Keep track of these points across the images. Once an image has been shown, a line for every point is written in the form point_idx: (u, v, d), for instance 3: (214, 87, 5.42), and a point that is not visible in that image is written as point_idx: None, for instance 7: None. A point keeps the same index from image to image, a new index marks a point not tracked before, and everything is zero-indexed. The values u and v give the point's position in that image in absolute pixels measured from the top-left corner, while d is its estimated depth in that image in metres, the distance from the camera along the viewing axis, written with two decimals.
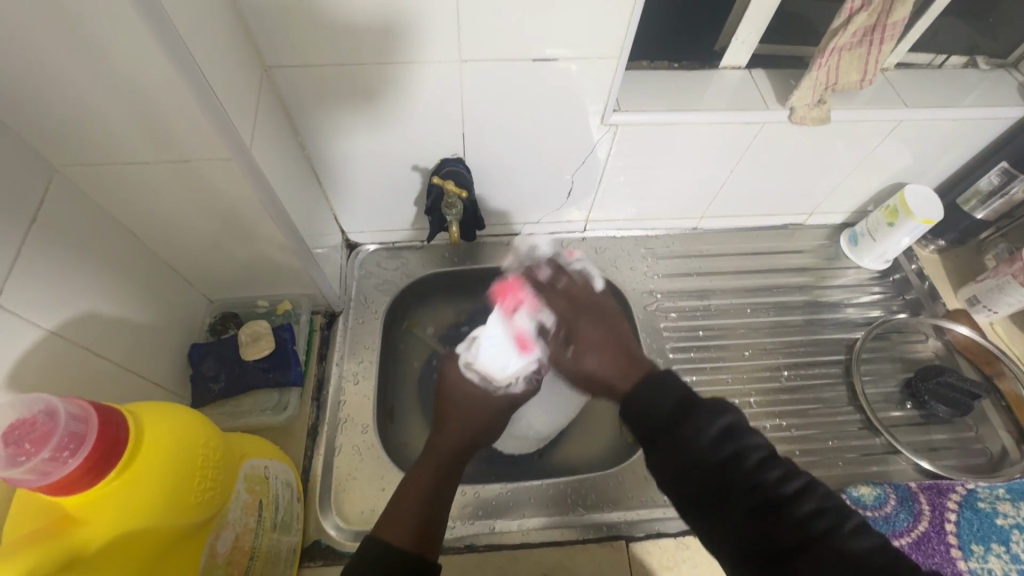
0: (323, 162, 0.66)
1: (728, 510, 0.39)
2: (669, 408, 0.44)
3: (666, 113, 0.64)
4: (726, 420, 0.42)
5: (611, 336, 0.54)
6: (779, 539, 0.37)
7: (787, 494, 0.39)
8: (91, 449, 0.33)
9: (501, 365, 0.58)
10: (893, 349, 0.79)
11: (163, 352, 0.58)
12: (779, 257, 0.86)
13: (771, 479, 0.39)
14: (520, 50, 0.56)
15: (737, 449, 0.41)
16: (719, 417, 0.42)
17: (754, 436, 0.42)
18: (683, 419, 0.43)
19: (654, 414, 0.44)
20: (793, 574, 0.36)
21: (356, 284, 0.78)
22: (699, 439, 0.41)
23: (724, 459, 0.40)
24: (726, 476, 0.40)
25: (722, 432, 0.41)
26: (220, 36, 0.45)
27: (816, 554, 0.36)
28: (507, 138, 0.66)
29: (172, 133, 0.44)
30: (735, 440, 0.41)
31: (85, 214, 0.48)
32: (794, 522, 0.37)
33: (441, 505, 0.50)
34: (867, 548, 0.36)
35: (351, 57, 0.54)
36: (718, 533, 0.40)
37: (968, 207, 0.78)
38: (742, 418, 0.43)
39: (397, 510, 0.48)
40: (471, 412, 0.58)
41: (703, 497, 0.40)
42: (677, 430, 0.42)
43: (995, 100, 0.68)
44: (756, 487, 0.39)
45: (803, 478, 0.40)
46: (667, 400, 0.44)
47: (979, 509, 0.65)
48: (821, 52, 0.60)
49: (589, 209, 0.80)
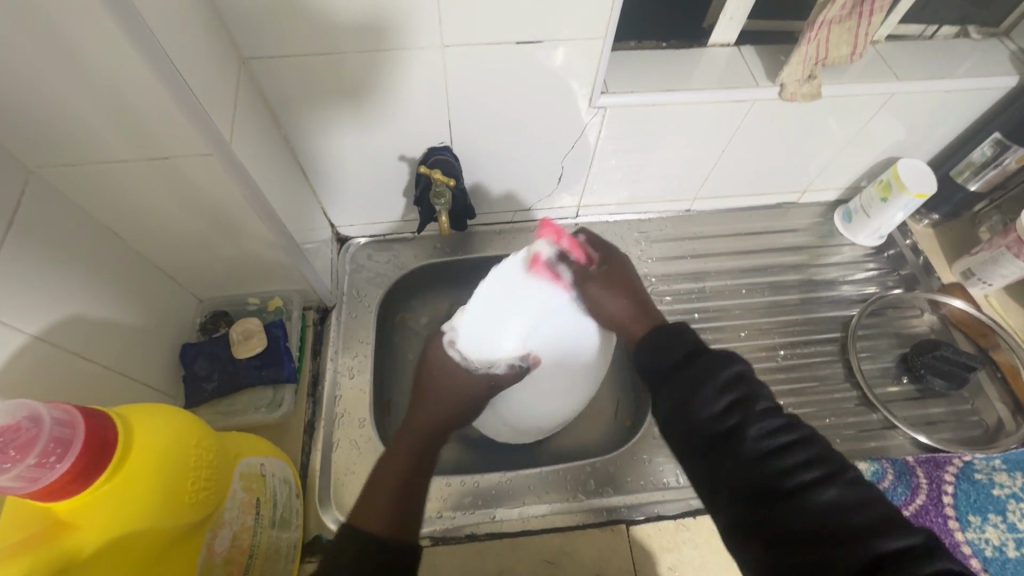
0: (308, 155, 0.65)
1: (721, 457, 0.40)
2: (680, 356, 0.47)
3: (655, 94, 0.63)
4: (733, 368, 0.43)
5: (630, 286, 0.59)
6: (763, 485, 0.38)
7: (779, 444, 0.39)
8: (79, 453, 0.33)
9: (484, 343, 0.57)
10: (888, 325, 0.79)
11: (153, 353, 0.58)
12: (773, 236, 0.85)
13: (763, 428, 0.40)
14: (503, 33, 0.54)
15: (736, 397, 0.42)
16: (726, 366, 0.44)
17: (760, 387, 0.43)
18: (692, 365, 0.45)
19: (666, 364, 0.47)
20: (773, 516, 0.37)
21: (348, 278, 0.77)
22: (700, 386, 0.43)
23: (723, 401, 0.42)
24: (722, 423, 0.41)
25: (721, 380, 0.43)
26: (194, 28, 0.44)
27: (796, 501, 0.36)
28: (494, 124, 0.65)
29: (149, 129, 0.43)
30: (736, 388, 0.42)
31: (64, 215, 0.47)
32: (779, 470, 0.38)
33: (417, 480, 0.51)
34: (854, 502, 0.36)
35: (330, 46, 0.53)
36: (710, 479, 0.41)
37: (961, 179, 0.77)
38: (750, 369, 0.44)
39: (374, 495, 0.48)
40: (450, 394, 0.59)
41: (695, 440, 0.42)
42: (685, 375, 0.45)
43: (986, 69, 0.67)
44: (750, 437, 0.40)
45: (801, 432, 0.40)
46: (677, 354, 0.47)
47: (975, 480, 0.65)
48: (810, 26, 0.59)
49: (580, 194, 0.79)
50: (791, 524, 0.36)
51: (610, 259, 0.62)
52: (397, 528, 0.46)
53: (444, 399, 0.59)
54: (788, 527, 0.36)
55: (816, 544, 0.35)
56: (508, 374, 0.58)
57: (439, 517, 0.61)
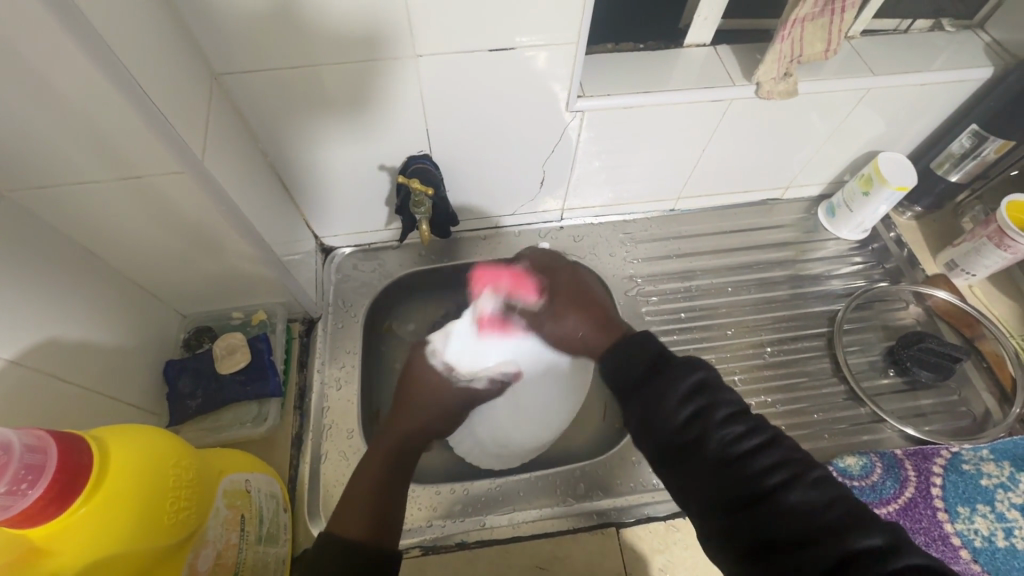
0: (288, 168, 0.65)
1: (690, 466, 0.42)
2: (645, 370, 0.48)
3: (632, 96, 0.63)
4: (691, 379, 0.45)
5: (593, 304, 0.64)
6: (736, 491, 0.39)
7: (743, 449, 0.40)
8: (52, 479, 0.33)
9: (468, 359, 0.66)
10: (875, 318, 0.79)
11: (135, 372, 0.57)
12: (758, 233, 0.85)
13: (731, 434, 0.41)
14: (476, 40, 0.54)
15: (701, 405, 0.43)
16: (687, 375, 0.45)
17: (724, 393, 0.44)
18: (655, 376, 0.47)
19: (628, 382, 0.49)
20: (749, 522, 0.38)
21: (334, 288, 0.77)
22: (665, 399, 0.44)
23: (686, 406, 0.44)
24: (686, 434, 0.43)
25: (684, 391, 0.44)
26: (160, 46, 0.44)
27: (768, 505, 0.38)
28: (473, 129, 0.65)
29: (118, 148, 0.42)
30: (696, 398, 0.44)
31: (38, 237, 0.46)
32: (749, 474, 0.39)
33: (397, 485, 0.55)
34: (821, 502, 0.37)
35: (303, 59, 0.53)
36: (683, 490, 0.42)
37: (942, 171, 0.77)
38: (713, 377, 0.45)
39: (353, 501, 0.51)
40: (438, 394, 0.64)
41: (665, 453, 0.43)
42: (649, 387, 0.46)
43: (962, 61, 0.67)
44: (714, 445, 0.41)
45: (768, 434, 0.41)
46: (641, 368, 0.48)
47: (963, 471, 0.65)
48: (784, 24, 0.59)
49: (564, 197, 0.79)
50: (764, 528, 0.37)
51: (573, 269, 0.69)
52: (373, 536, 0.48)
53: (428, 400, 0.64)
54: (761, 532, 0.37)
55: (793, 548, 0.36)
56: (497, 390, 0.67)
57: (429, 526, 0.61)
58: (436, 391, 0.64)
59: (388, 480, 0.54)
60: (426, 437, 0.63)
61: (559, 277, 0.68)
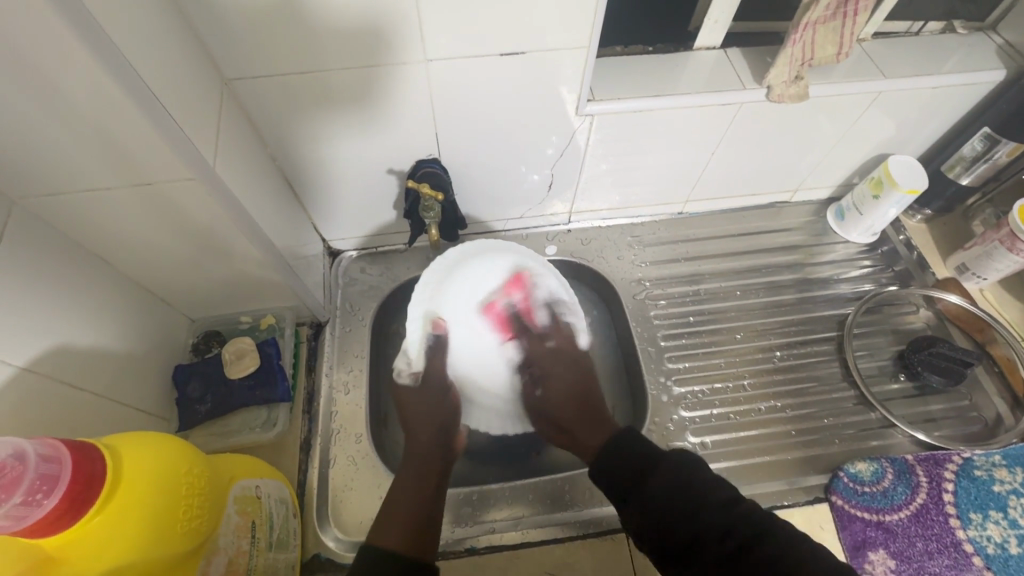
0: (296, 172, 0.65)
1: (695, 555, 0.42)
2: (628, 467, 0.49)
3: (642, 99, 0.63)
4: (670, 460, 0.47)
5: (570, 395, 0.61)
6: (730, 570, 0.40)
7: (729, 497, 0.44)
8: (66, 488, 0.33)
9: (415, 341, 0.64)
10: (885, 322, 0.78)
11: (145, 377, 0.57)
12: (766, 236, 0.85)
13: (712, 515, 0.43)
14: (486, 44, 0.54)
15: (682, 487, 0.45)
16: (671, 462, 0.47)
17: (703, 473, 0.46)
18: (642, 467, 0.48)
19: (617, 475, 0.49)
20: None
21: (342, 292, 0.77)
22: (652, 483, 0.46)
23: (677, 482, 0.46)
24: (680, 521, 0.43)
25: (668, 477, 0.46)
26: (171, 52, 0.44)
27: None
28: (482, 133, 0.65)
29: (130, 155, 0.42)
30: (678, 483, 0.46)
31: (50, 243, 0.46)
32: (738, 552, 0.41)
33: (436, 508, 0.53)
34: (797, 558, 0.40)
35: (313, 64, 0.53)
36: None
37: (953, 174, 0.77)
38: (691, 457, 0.48)
39: (391, 515, 0.50)
40: (432, 411, 0.60)
41: (663, 543, 0.44)
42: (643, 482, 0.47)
43: (974, 64, 0.67)
44: (703, 529, 0.43)
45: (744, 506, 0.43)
46: (631, 461, 0.49)
47: (975, 477, 0.65)
48: (796, 28, 0.58)
49: (571, 200, 0.79)
50: None
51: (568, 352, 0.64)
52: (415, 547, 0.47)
53: (428, 418, 0.59)
54: None
55: None
56: (438, 351, 0.63)
57: None
58: (435, 414, 0.60)
59: (423, 503, 0.52)
60: (451, 455, 0.59)
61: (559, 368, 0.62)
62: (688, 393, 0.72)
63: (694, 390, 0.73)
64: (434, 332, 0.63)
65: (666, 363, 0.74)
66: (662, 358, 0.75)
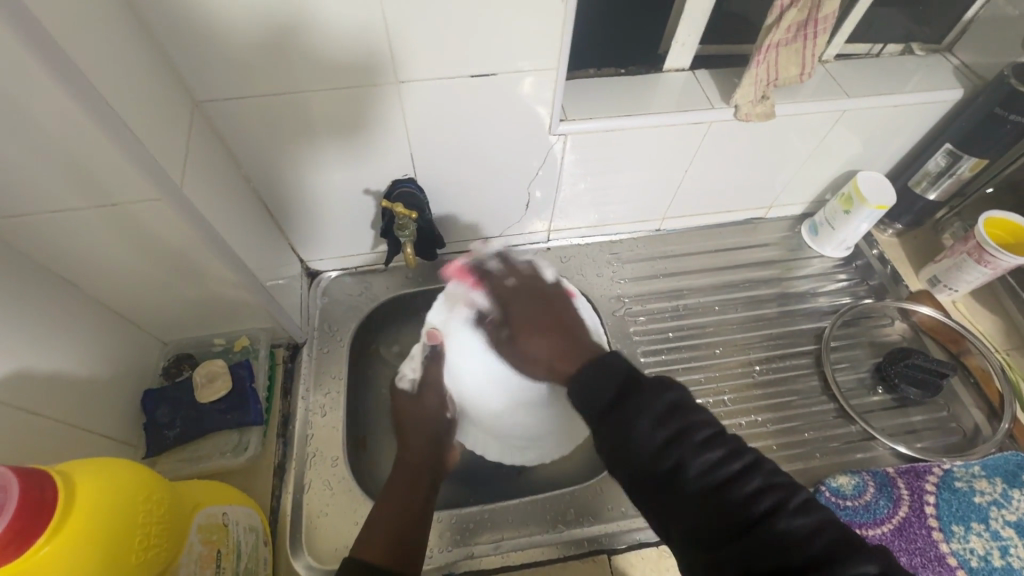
0: (272, 194, 0.65)
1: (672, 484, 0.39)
2: (615, 386, 0.43)
3: (613, 119, 0.64)
4: (666, 396, 0.41)
5: (551, 323, 0.52)
6: (720, 522, 0.36)
7: (730, 477, 0.38)
8: (13, 518, 0.31)
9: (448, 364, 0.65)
10: (862, 335, 0.79)
11: (111, 402, 0.56)
12: (743, 252, 0.86)
13: (713, 458, 0.38)
14: (458, 67, 0.55)
15: (677, 427, 0.40)
16: (663, 394, 0.41)
17: (700, 413, 0.41)
18: (623, 401, 0.42)
19: (597, 399, 0.43)
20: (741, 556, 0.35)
21: (320, 313, 0.76)
22: (638, 418, 0.40)
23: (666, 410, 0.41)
24: (662, 459, 0.39)
25: (662, 411, 0.40)
26: (139, 77, 0.44)
27: (757, 533, 0.35)
28: (458, 153, 0.66)
29: (95, 176, 0.42)
30: (676, 418, 0.40)
31: (11, 265, 0.45)
32: (732, 503, 0.37)
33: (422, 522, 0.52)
34: (808, 530, 0.35)
35: (286, 87, 0.54)
36: (661, 518, 0.39)
37: (920, 189, 0.79)
38: (686, 394, 0.42)
39: (376, 525, 0.49)
40: (429, 421, 0.61)
41: (641, 478, 0.40)
42: (619, 397, 0.42)
43: (933, 83, 0.69)
44: (692, 474, 0.38)
45: (747, 457, 0.38)
46: (605, 374, 0.45)
47: (956, 488, 0.65)
48: (758, 49, 0.61)
49: (550, 218, 0.80)
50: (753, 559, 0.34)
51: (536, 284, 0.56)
52: (394, 563, 0.46)
53: (423, 434, 0.60)
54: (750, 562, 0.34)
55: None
56: (434, 358, 0.64)
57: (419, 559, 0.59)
58: (431, 426, 0.61)
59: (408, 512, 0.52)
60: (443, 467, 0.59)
61: (516, 306, 0.54)
62: None
63: None
64: (429, 341, 0.64)
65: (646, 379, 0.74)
66: None
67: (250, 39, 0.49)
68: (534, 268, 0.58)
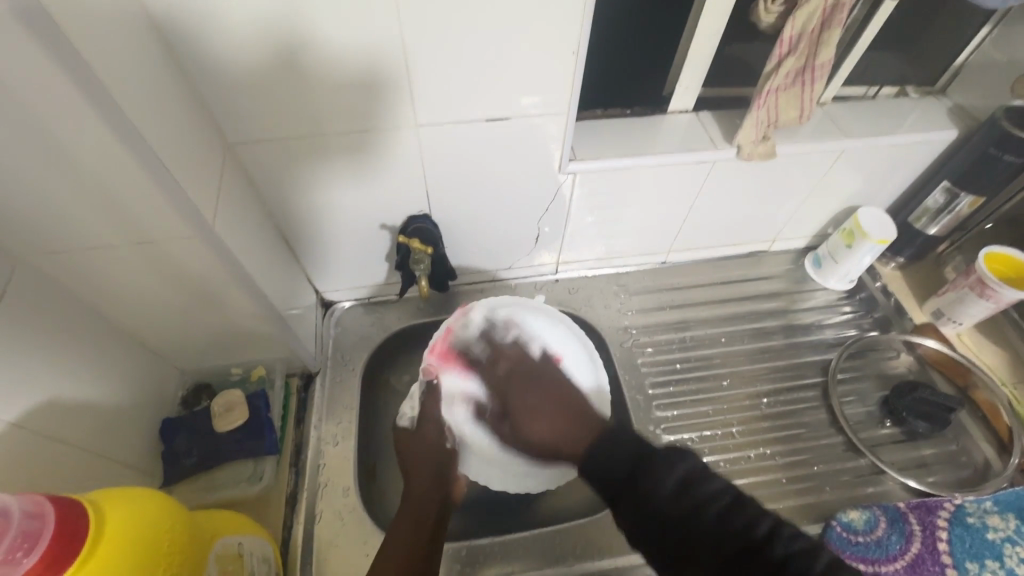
0: (292, 229, 0.68)
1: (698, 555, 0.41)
2: (630, 462, 0.47)
3: (621, 158, 0.67)
4: (677, 471, 0.44)
5: (544, 399, 0.59)
6: None
7: (755, 536, 0.40)
8: (47, 547, 0.33)
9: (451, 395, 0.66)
10: (869, 367, 0.80)
11: (133, 432, 0.57)
12: (748, 284, 0.88)
13: (735, 525, 0.41)
14: (474, 112, 0.59)
15: (693, 498, 0.43)
16: (672, 470, 0.45)
17: (712, 481, 0.44)
18: (638, 477, 0.46)
19: (612, 477, 0.48)
20: None
21: (333, 343, 0.78)
22: (655, 494, 0.44)
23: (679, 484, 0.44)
24: (688, 532, 0.42)
25: (677, 484, 0.44)
26: (178, 124, 0.47)
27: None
28: (471, 191, 0.68)
29: (133, 215, 0.45)
30: (691, 491, 0.43)
31: (49, 300, 0.48)
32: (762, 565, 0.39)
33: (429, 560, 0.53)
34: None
35: (311, 130, 0.57)
36: None
37: (920, 224, 0.80)
38: (698, 464, 0.45)
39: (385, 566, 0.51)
40: (434, 454, 0.62)
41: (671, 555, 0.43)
42: (635, 476, 0.46)
43: (928, 124, 0.72)
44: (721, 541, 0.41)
45: (770, 519, 0.41)
46: (621, 455, 0.48)
47: (969, 524, 0.64)
48: (758, 94, 0.64)
49: (559, 251, 0.82)
50: None
51: (524, 362, 0.64)
52: None
53: (427, 464, 0.61)
54: None
55: None
56: (432, 395, 0.65)
57: None
58: (435, 459, 0.62)
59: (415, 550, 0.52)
60: (449, 500, 0.60)
61: (514, 394, 0.62)
62: (678, 441, 0.72)
63: (683, 438, 0.73)
64: (425, 378, 0.65)
65: (654, 411, 0.75)
66: (651, 407, 0.75)
67: (280, 88, 0.52)
68: (520, 348, 0.66)
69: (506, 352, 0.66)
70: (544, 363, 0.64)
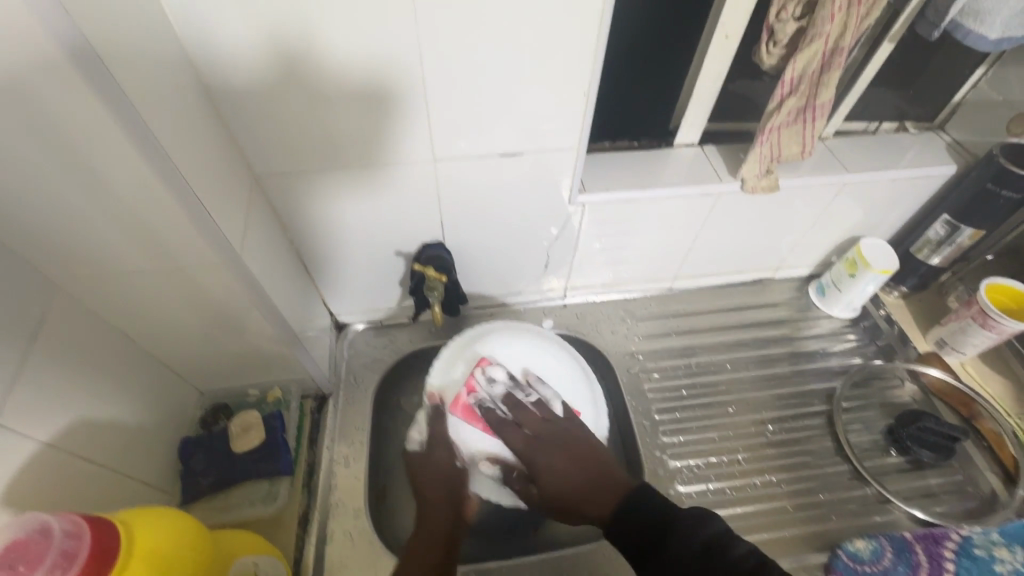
0: (310, 255, 0.70)
1: None
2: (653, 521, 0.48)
3: (629, 190, 0.70)
4: (703, 529, 0.44)
5: (570, 462, 0.56)
6: None
7: None
8: (81, 568, 0.34)
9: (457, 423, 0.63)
10: (874, 396, 0.81)
11: (154, 452, 0.59)
12: (753, 311, 0.89)
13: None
14: (488, 147, 0.61)
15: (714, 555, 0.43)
16: (699, 528, 0.45)
17: (738, 541, 0.43)
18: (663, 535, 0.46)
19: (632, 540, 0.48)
20: None
21: (346, 365, 0.79)
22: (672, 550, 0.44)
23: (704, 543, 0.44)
24: None
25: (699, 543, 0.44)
26: (212, 159, 0.50)
27: None
28: (483, 219, 0.71)
29: (168, 246, 0.47)
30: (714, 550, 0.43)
31: (83, 325, 0.50)
32: None
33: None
34: None
35: (333, 163, 0.60)
36: None
37: (922, 255, 0.82)
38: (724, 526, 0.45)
39: None
40: (446, 473, 0.61)
41: None
42: (661, 537, 0.46)
43: (927, 159, 0.74)
44: None
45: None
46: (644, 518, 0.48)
47: (975, 556, 0.63)
48: (761, 130, 0.66)
49: (567, 277, 0.84)
50: None
51: (553, 426, 0.59)
52: None
53: (439, 485, 0.60)
54: None
55: None
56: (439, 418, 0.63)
57: None
58: (447, 479, 0.61)
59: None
60: (463, 520, 0.60)
61: (538, 455, 0.57)
62: (684, 467, 0.73)
63: (690, 464, 0.74)
64: (429, 401, 0.65)
65: (660, 436, 0.75)
66: (658, 432, 0.76)
67: (305, 124, 0.55)
68: (545, 406, 0.61)
69: (527, 411, 0.60)
70: (569, 423, 0.60)
